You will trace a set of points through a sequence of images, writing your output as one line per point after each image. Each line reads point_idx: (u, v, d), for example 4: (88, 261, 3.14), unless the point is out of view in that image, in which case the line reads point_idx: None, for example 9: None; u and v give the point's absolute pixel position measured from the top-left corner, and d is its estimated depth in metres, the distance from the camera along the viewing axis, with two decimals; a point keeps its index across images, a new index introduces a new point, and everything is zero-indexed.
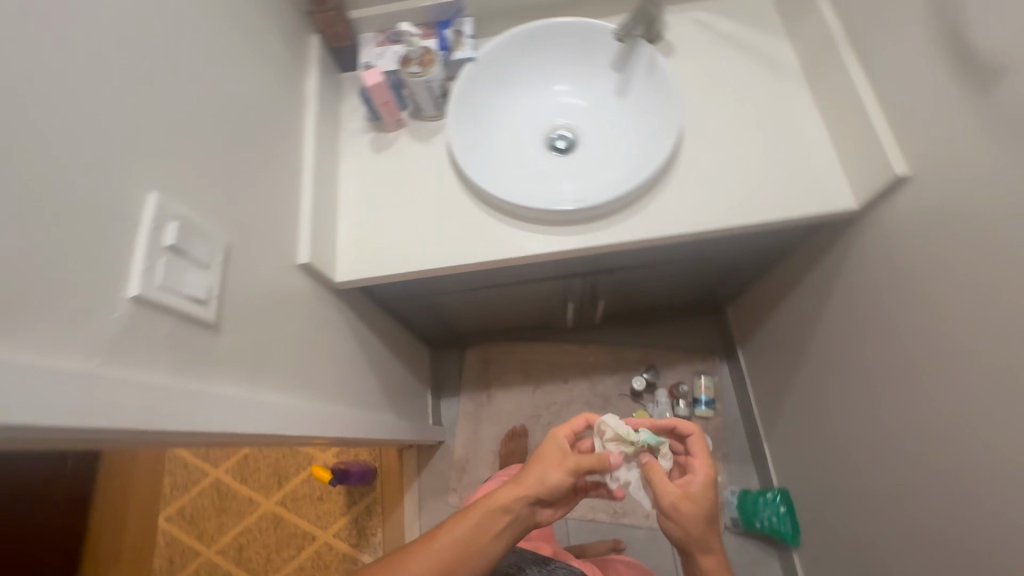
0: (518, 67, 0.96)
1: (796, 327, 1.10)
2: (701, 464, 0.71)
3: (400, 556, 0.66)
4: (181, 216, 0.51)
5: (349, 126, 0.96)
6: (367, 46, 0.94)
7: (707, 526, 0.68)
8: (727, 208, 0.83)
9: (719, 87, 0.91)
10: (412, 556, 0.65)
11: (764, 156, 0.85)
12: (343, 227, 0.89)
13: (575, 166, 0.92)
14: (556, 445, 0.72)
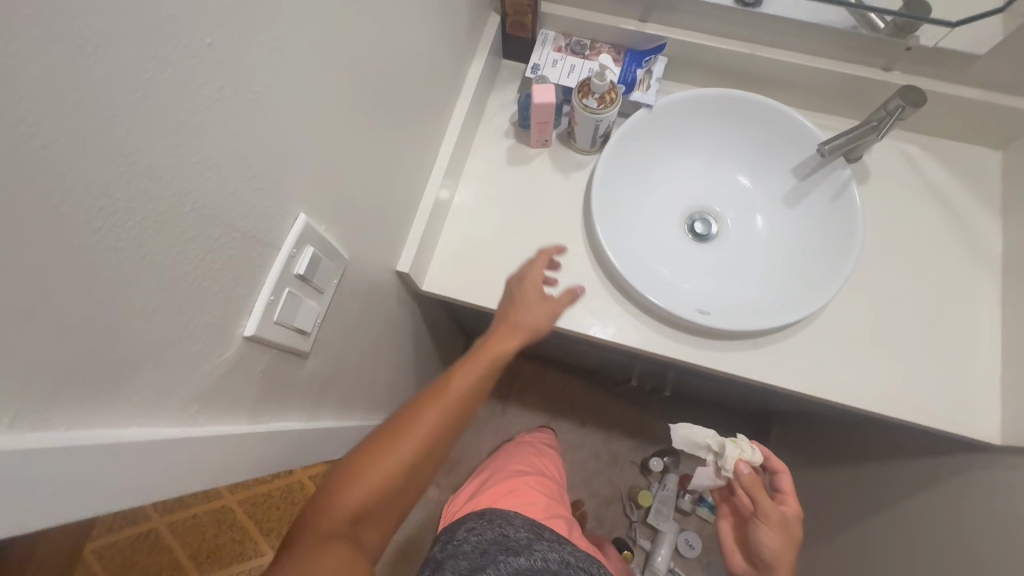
0: (692, 129, 0.84)
1: (851, 499, 1.01)
2: (791, 499, 0.68)
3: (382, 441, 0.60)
4: (318, 238, 0.44)
5: (492, 125, 0.86)
6: (544, 47, 0.84)
7: (792, 557, 0.66)
8: (859, 385, 0.73)
9: (903, 244, 0.79)
10: (415, 423, 0.60)
11: (923, 344, 0.74)
12: (450, 234, 0.81)
13: (711, 263, 0.81)
14: (536, 293, 0.73)
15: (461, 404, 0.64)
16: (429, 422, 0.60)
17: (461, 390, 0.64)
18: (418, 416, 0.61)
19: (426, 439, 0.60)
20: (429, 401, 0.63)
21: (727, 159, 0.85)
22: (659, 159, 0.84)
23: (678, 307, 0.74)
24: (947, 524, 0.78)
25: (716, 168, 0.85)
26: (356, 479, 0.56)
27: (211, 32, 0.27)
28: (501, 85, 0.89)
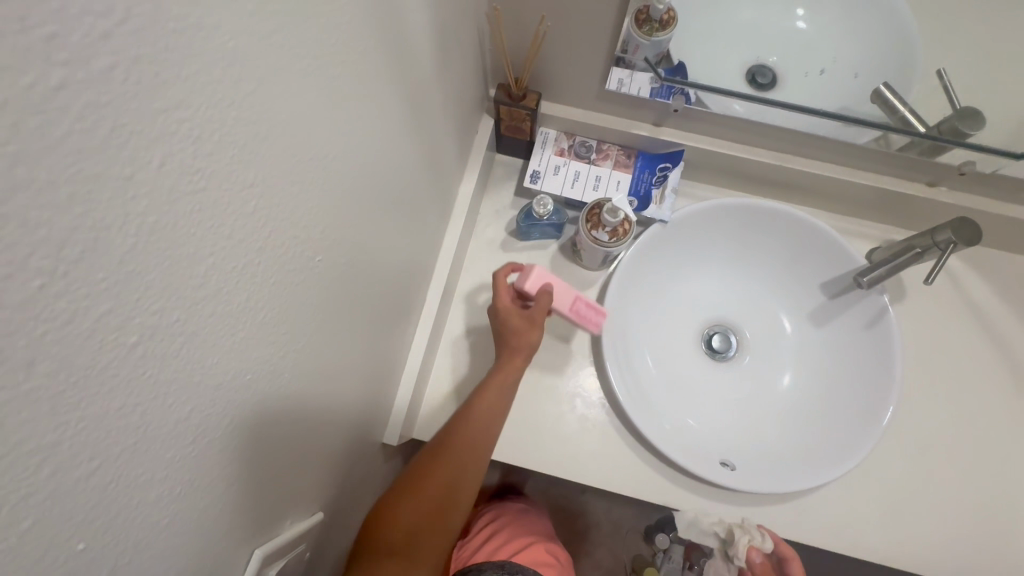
0: (710, 240, 0.75)
1: None
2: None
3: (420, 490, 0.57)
4: (280, 548, 0.37)
5: (486, 236, 0.77)
6: (544, 150, 0.74)
7: None
8: (890, 542, 0.67)
9: (937, 373, 0.72)
10: (399, 520, 0.58)
11: (958, 492, 0.68)
12: (438, 369, 0.73)
13: (733, 393, 0.73)
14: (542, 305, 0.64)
15: (477, 426, 0.62)
16: (455, 463, 0.60)
17: (453, 469, 0.60)
18: (405, 501, 0.59)
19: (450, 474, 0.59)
20: (427, 461, 0.61)
21: (751, 271, 0.76)
22: (676, 272, 0.75)
23: (699, 457, 0.67)
24: None
25: (738, 280, 0.77)
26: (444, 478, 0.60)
27: (84, 529, 0.19)
28: (495, 185, 0.79)
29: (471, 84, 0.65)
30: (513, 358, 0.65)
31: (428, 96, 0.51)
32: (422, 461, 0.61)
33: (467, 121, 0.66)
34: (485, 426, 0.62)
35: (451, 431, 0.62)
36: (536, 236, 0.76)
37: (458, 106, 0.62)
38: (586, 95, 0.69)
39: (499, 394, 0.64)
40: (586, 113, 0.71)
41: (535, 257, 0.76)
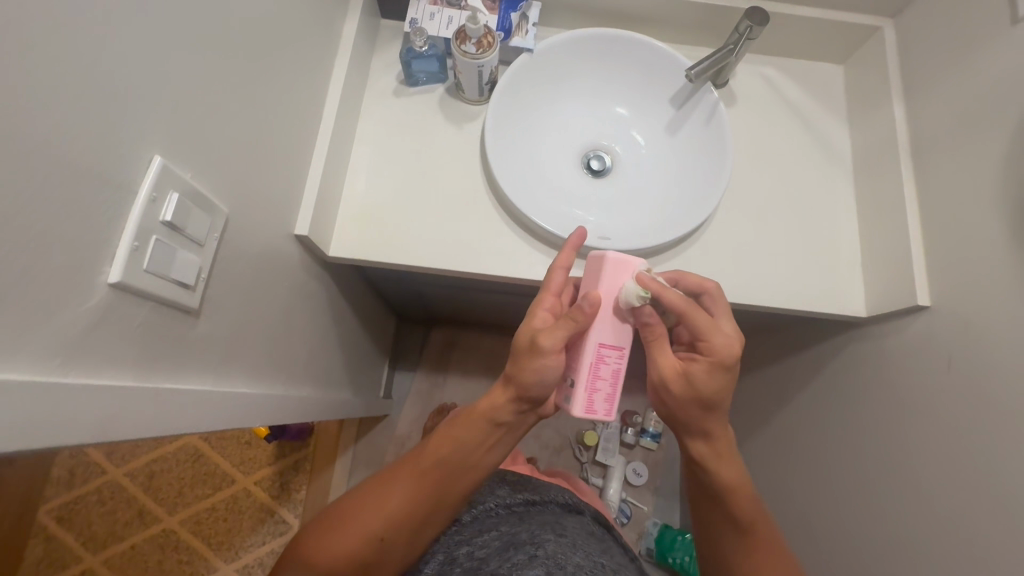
0: (572, 69, 0.87)
1: (768, 400, 1.12)
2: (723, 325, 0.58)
3: (383, 485, 0.62)
4: (183, 184, 0.42)
5: (379, 85, 0.86)
6: (419, 1, 0.83)
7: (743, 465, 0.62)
8: (744, 285, 0.81)
9: (767, 156, 0.88)
10: (345, 524, 0.60)
11: (792, 240, 0.84)
12: (349, 197, 0.81)
13: (608, 195, 0.86)
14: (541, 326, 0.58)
15: (439, 473, 0.61)
16: (400, 505, 0.61)
17: (403, 510, 0.61)
18: (357, 510, 0.61)
19: (415, 502, 0.61)
20: (380, 491, 0.62)
21: (610, 97, 0.90)
22: (548, 104, 0.88)
23: (581, 234, 0.79)
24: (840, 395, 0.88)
25: (602, 106, 0.90)
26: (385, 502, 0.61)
27: None
28: (382, 44, 0.88)
29: None
30: (496, 408, 0.60)
31: None
32: (382, 482, 0.63)
33: None
34: (451, 467, 0.61)
35: (420, 472, 0.62)
36: (423, 81, 0.86)
37: None
38: None
39: (471, 451, 0.61)
40: None
41: (425, 100, 0.86)
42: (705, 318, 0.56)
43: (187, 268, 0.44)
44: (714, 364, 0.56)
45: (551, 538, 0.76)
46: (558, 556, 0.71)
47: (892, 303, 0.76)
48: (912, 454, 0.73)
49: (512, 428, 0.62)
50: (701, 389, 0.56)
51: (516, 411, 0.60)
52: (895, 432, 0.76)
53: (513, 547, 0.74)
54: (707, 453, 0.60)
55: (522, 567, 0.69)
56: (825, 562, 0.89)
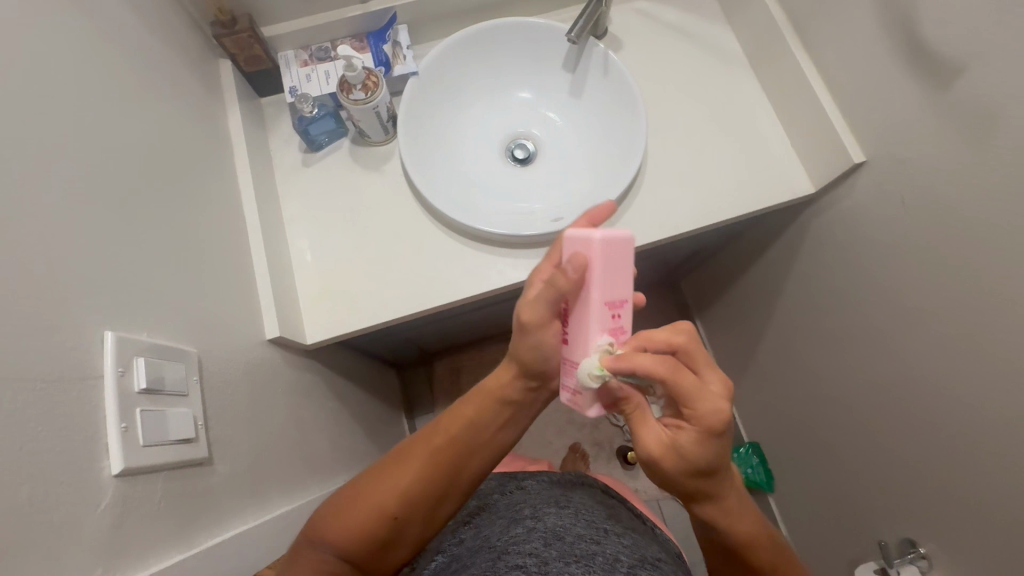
0: (462, 74, 0.87)
1: (758, 298, 1.15)
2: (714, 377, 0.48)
3: (399, 457, 0.56)
4: (145, 348, 0.41)
5: (286, 162, 0.85)
6: (290, 68, 0.82)
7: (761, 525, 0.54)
8: (696, 208, 0.84)
9: (669, 82, 0.91)
10: (361, 500, 0.53)
11: (722, 150, 0.87)
12: (301, 279, 0.80)
13: (543, 177, 0.87)
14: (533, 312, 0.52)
15: (457, 451, 0.56)
16: (416, 483, 0.54)
17: (418, 488, 0.54)
18: (371, 482, 0.54)
19: (428, 485, 0.54)
20: (394, 463, 0.56)
21: (508, 85, 0.90)
22: (454, 115, 0.88)
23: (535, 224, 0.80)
24: (820, 271, 0.92)
25: (503, 97, 0.90)
26: (398, 478, 0.54)
27: None
28: (270, 123, 0.86)
29: (190, 32, 0.72)
30: (505, 385, 0.58)
31: (130, 28, 0.59)
32: (393, 456, 0.56)
33: (200, 61, 0.72)
34: (467, 444, 0.57)
35: (433, 449, 0.56)
36: (325, 142, 0.85)
37: (182, 48, 0.69)
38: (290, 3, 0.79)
39: (487, 427, 0.58)
40: (307, 21, 0.81)
41: (337, 159, 0.85)
42: (689, 382, 0.46)
43: (183, 423, 0.42)
44: (690, 470, 0.48)
45: (554, 512, 0.67)
46: (557, 527, 0.64)
47: (830, 172, 0.80)
48: (900, 298, 0.77)
49: (521, 405, 0.59)
50: (665, 480, 0.50)
51: (525, 390, 0.57)
52: (879, 285, 0.80)
53: (514, 526, 0.66)
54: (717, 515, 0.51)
55: (517, 542, 0.61)
56: (861, 424, 0.93)
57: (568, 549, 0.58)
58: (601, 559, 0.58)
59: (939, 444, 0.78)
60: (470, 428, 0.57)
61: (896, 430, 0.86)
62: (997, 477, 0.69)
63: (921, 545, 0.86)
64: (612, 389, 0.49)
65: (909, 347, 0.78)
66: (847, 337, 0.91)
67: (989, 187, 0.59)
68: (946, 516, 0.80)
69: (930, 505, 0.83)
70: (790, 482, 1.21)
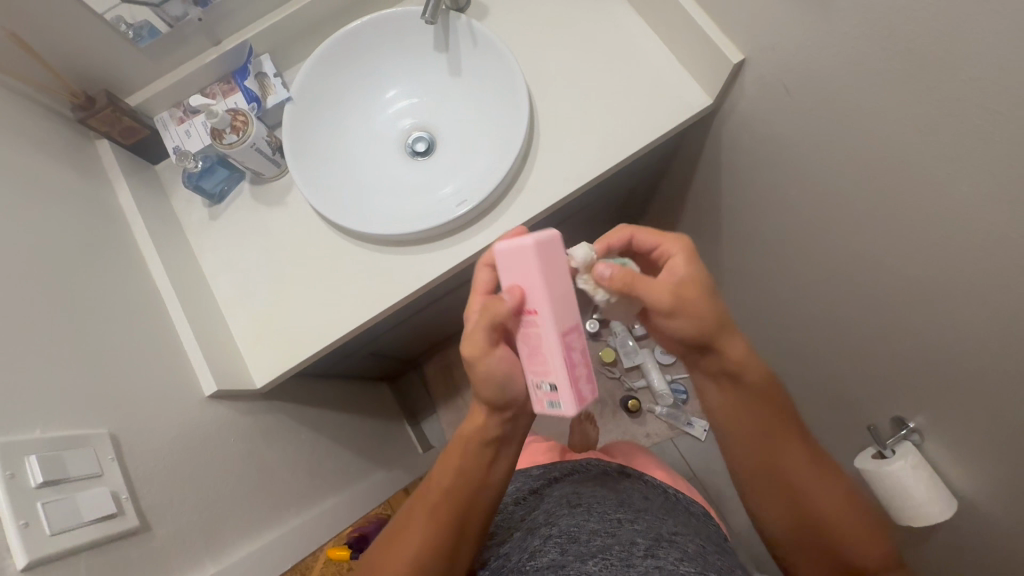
0: (338, 86, 0.87)
1: (705, 220, 1.14)
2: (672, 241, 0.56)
3: (406, 529, 0.59)
4: (40, 442, 0.44)
5: (194, 220, 0.86)
6: (168, 128, 0.83)
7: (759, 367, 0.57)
8: (599, 152, 0.82)
9: (545, 32, 0.88)
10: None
11: (612, 85, 0.84)
12: (236, 329, 0.81)
13: (445, 165, 0.87)
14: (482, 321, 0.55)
15: (450, 507, 0.58)
16: (422, 551, 0.57)
17: (426, 555, 0.57)
18: (386, 560, 0.58)
19: (435, 551, 0.57)
20: (402, 535, 0.59)
21: (390, 83, 0.90)
22: (344, 128, 0.88)
23: (444, 212, 0.80)
24: (750, 179, 0.91)
25: (388, 98, 0.90)
26: (406, 550, 0.57)
27: None
28: (168, 187, 0.87)
29: (54, 122, 0.73)
30: (482, 426, 0.57)
31: None
32: (404, 525, 0.60)
33: (70, 149, 0.74)
34: (462, 498, 0.58)
35: (434, 512, 0.58)
36: (225, 191, 0.86)
37: (48, 140, 0.70)
38: (146, 66, 0.79)
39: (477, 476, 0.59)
40: (170, 78, 0.82)
41: (240, 204, 0.86)
42: (645, 232, 0.56)
43: (97, 506, 0.46)
44: (704, 292, 0.52)
45: (565, 510, 0.65)
46: (570, 529, 0.61)
47: (717, 78, 0.78)
48: (820, 184, 0.75)
49: (506, 439, 0.59)
50: (689, 322, 0.51)
51: (502, 424, 0.57)
52: (799, 177, 0.78)
53: (529, 535, 0.64)
54: (739, 360, 0.54)
55: (535, 553, 0.60)
56: (827, 317, 0.92)
57: (583, 554, 0.57)
58: (618, 550, 0.56)
59: (892, 318, 0.76)
60: (461, 482, 0.58)
61: (856, 313, 0.85)
62: (949, 335, 0.68)
63: (910, 420, 0.86)
64: (602, 270, 0.52)
65: (840, 231, 0.77)
66: (788, 234, 0.90)
67: (854, 46, 0.57)
68: (921, 385, 0.80)
69: (906, 380, 0.82)
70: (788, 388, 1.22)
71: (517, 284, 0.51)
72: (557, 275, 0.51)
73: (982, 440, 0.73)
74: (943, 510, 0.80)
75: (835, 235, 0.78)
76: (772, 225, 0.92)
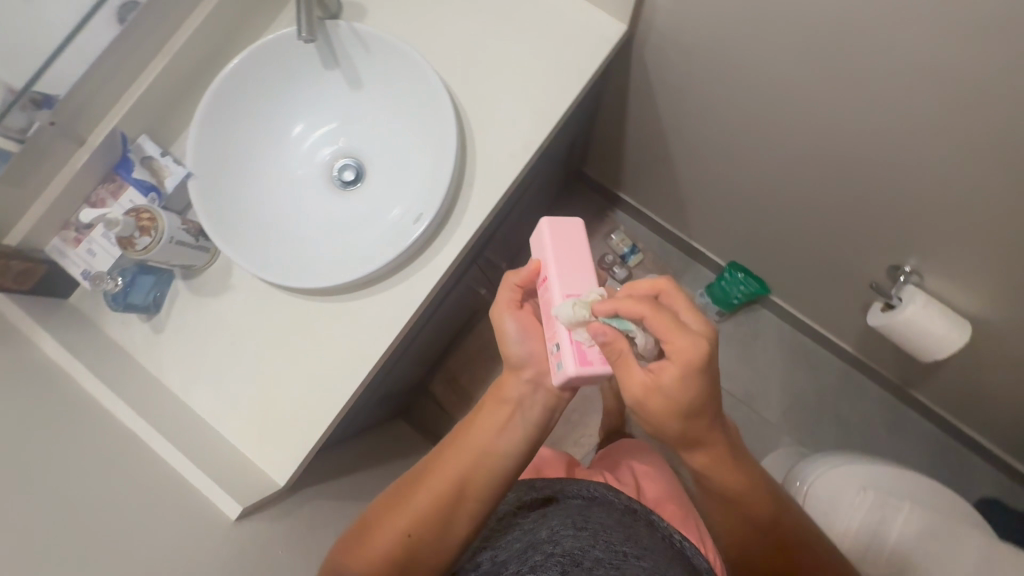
0: (236, 143, 0.77)
1: (651, 146, 1.12)
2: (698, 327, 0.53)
3: (416, 481, 0.66)
4: None
5: (138, 341, 0.76)
6: (66, 254, 0.73)
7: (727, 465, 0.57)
8: (537, 116, 0.77)
9: (433, 9, 0.81)
10: (374, 529, 0.63)
11: (523, 42, 0.79)
12: (232, 437, 0.73)
13: (383, 185, 0.80)
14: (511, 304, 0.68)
15: (458, 467, 0.64)
16: (423, 504, 0.63)
17: (427, 508, 0.63)
18: (392, 510, 0.64)
19: (434, 505, 0.63)
20: (411, 488, 0.66)
21: (291, 119, 0.81)
22: (260, 184, 0.79)
23: (404, 233, 0.73)
24: (686, 90, 0.89)
25: (295, 136, 0.81)
26: (414, 497, 0.64)
27: None
28: (93, 316, 0.76)
29: None
30: (508, 388, 0.67)
31: None
32: (416, 478, 0.66)
33: None
34: (473, 457, 0.65)
35: (444, 469, 0.65)
36: (160, 298, 0.76)
37: None
38: (13, 196, 0.68)
39: (484, 439, 0.65)
40: (44, 200, 0.71)
41: (181, 306, 0.77)
42: (661, 322, 0.51)
43: None
44: (679, 413, 0.52)
45: (569, 531, 0.66)
46: (574, 551, 0.63)
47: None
48: (761, 62, 0.75)
49: (522, 408, 0.66)
50: (653, 423, 0.54)
51: (524, 386, 0.66)
52: (739, 66, 0.77)
53: (530, 546, 0.66)
54: (708, 462, 0.56)
55: (535, 568, 0.62)
56: (800, 197, 0.93)
57: None
58: None
59: (869, 169, 0.78)
60: (472, 440, 0.66)
61: (830, 183, 0.85)
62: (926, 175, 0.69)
63: (906, 265, 0.89)
64: (595, 331, 0.53)
65: (796, 103, 0.77)
66: (741, 131, 0.89)
67: None
68: (910, 229, 0.82)
69: (894, 229, 0.84)
70: (778, 275, 1.24)
71: (540, 260, 0.63)
72: (580, 257, 0.62)
73: (981, 251, 0.76)
74: (961, 336, 0.84)
75: (790, 110, 0.78)
76: (723, 128, 0.91)
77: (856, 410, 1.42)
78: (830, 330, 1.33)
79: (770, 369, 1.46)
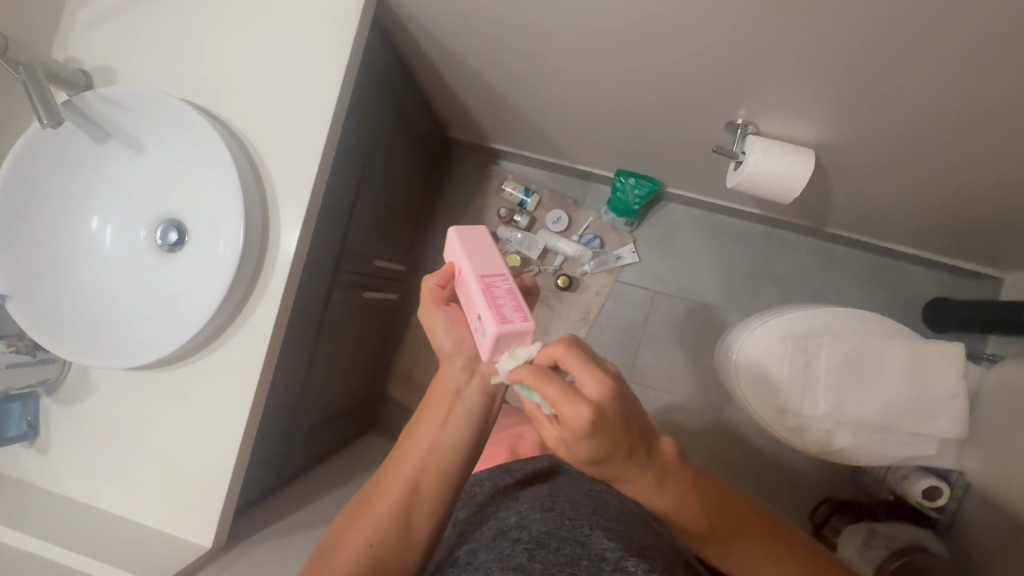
0: (42, 247, 0.77)
1: (480, 91, 1.09)
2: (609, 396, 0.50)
3: (371, 497, 0.62)
4: None
5: (30, 468, 0.77)
6: None
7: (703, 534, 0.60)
8: (312, 111, 0.76)
9: (177, 43, 0.78)
10: (334, 552, 0.59)
11: (273, 44, 0.77)
12: (148, 520, 0.75)
13: (201, 233, 0.79)
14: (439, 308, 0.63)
15: (412, 472, 0.61)
16: (384, 516, 0.60)
17: (386, 520, 0.59)
18: (348, 530, 0.60)
19: (394, 516, 0.60)
20: (367, 504, 0.61)
21: (90, 204, 0.80)
22: (84, 278, 0.78)
23: (225, 272, 0.73)
24: (466, 26, 0.86)
25: (101, 218, 0.80)
26: (371, 511, 0.60)
27: None
28: None
29: None
30: (445, 382, 0.61)
31: None
32: (370, 494, 0.62)
33: None
34: (425, 460, 0.61)
35: (399, 480, 0.61)
36: (33, 421, 0.77)
37: None
38: None
39: (429, 440, 0.61)
40: None
41: (55, 421, 0.77)
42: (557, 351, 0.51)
43: None
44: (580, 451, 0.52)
45: (538, 513, 0.60)
46: (542, 534, 0.56)
47: None
48: None
49: (460, 400, 0.62)
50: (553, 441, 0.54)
51: (459, 376, 0.61)
52: None
53: (500, 535, 0.60)
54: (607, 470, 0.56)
55: (505, 559, 0.55)
56: (622, 87, 0.92)
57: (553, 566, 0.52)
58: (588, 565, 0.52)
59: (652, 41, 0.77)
60: (421, 443, 0.61)
61: (633, 65, 0.84)
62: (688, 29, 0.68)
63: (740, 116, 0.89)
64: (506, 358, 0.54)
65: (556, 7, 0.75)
66: (534, 46, 0.87)
67: None
68: (718, 81, 0.81)
69: (707, 86, 0.83)
70: (659, 167, 1.24)
71: (452, 261, 0.62)
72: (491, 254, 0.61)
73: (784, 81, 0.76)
74: (807, 167, 0.85)
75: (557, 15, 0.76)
76: (520, 50, 0.89)
77: (789, 263, 1.43)
78: (731, 198, 1.34)
79: (697, 257, 1.45)
